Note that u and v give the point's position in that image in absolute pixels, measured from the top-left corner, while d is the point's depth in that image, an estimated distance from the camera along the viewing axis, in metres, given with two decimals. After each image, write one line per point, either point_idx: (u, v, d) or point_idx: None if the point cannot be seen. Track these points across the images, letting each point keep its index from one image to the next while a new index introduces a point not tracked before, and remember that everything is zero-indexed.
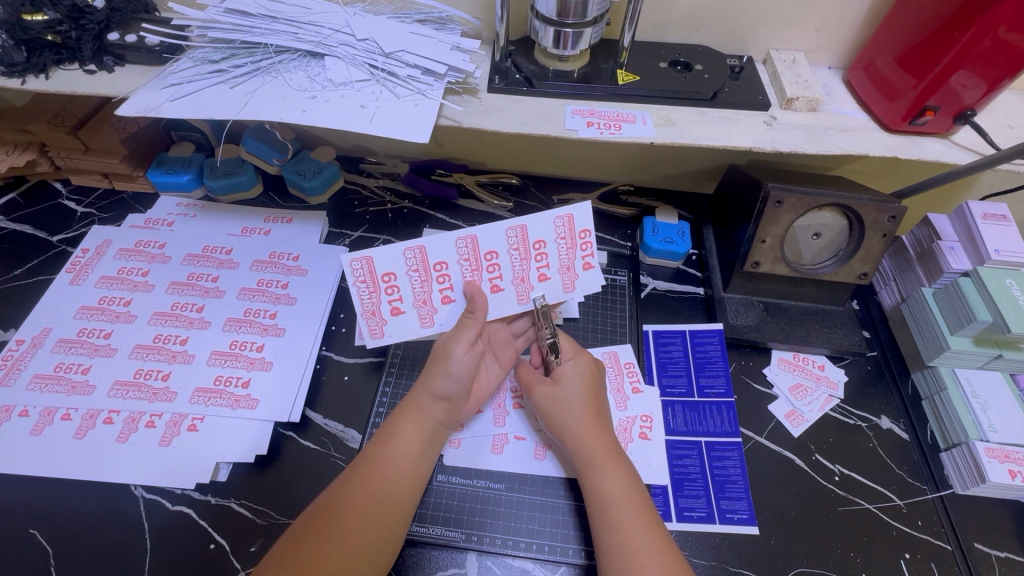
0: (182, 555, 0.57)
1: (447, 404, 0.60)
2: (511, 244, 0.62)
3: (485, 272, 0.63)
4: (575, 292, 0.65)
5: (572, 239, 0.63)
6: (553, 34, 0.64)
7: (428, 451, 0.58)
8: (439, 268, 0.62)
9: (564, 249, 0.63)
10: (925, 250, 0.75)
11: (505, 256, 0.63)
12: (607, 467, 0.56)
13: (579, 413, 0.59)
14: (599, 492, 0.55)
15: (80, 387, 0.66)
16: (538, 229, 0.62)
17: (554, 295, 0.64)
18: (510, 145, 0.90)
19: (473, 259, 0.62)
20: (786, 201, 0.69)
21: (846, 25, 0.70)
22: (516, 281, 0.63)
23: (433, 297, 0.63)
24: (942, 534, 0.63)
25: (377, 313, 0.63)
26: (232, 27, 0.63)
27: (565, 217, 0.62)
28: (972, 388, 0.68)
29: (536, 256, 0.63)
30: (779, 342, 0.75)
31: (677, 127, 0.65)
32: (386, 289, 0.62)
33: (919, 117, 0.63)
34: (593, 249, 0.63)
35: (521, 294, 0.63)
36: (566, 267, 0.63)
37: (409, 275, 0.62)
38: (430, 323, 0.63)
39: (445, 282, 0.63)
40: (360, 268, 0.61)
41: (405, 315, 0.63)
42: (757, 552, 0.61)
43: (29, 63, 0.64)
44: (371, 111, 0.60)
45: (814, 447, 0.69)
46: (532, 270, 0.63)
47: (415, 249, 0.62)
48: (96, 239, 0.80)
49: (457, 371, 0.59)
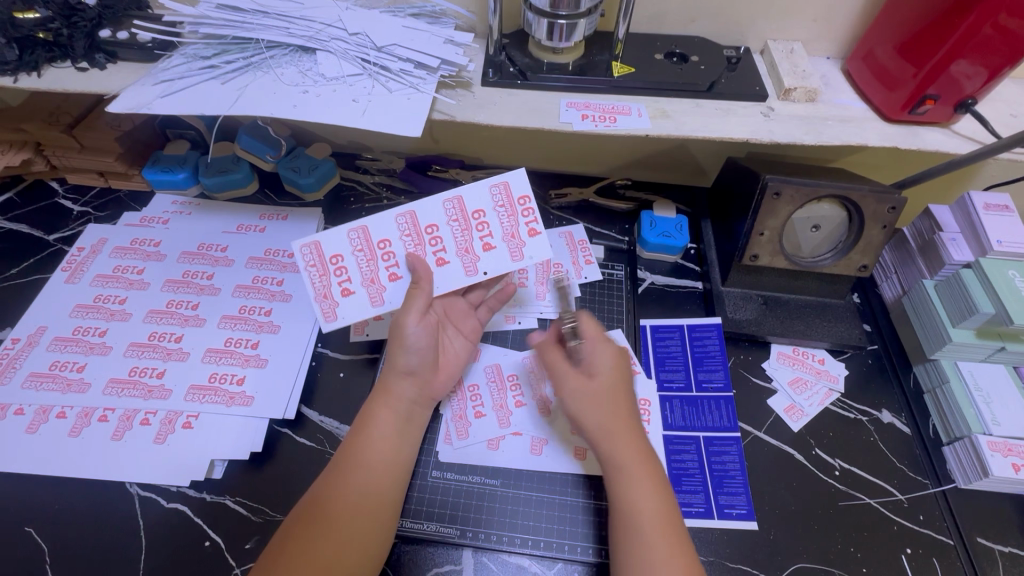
0: (177, 553, 0.57)
1: (415, 380, 0.60)
2: (450, 217, 0.62)
3: (428, 246, 0.62)
4: (525, 259, 0.61)
5: (511, 206, 0.62)
6: (546, 26, 0.63)
7: (405, 435, 0.58)
8: (383, 246, 0.62)
9: (505, 217, 0.62)
10: (925, 242, 0.74)
11: (446, 229, 0.62)
12: (636, 473, 0.53)
13: (607, 412, 0.57)
14: (630, 502, 0.52)
15: (75, 385, 0.66)
16: (475, 199, 0.62)
17: (501, 264, 0.61)
18: (506, 140, 0.90)
19: (414, 234, 0.62)
20: (785, 192, 0.68)
21: (846, 14, 0.69)
22: (461, 252, 0.61)
23: (381, 275, 0.61)
24: (944, 528, 0.62)
25: (328, 295, 0.61)
26: (224, 22, 0.63)
27: (501, 185, 0.62)
28: (974, 382, 0.67)
29: (477, 226, 0.62)
30: (779, 336, 0.74)
31: (673, 119, 0.64)
32: (335, 270, 0.61)
33: (918, 106, 0.62)
34: (534, 213, 0.62)
35: (468, 265, 0.61)
36: (510, 235, 0.61)
37: (355, 256, 0.62)
38: (380, 301, 0.61)
39: (391, 259, 0.62)
40: (310, 253, 0.61)
41: (354, 294, 0.61)
42: (755, 547, 0.60)
43: (20, 61, 0.64)
44: (363, 106, 0.60)
45: (814, 441, 0.68)
46: (475, 240, 0.61)
47: (359, 229, 0.62)
48: (92, 237, 0.80)
49: (414, 343, 0.59)
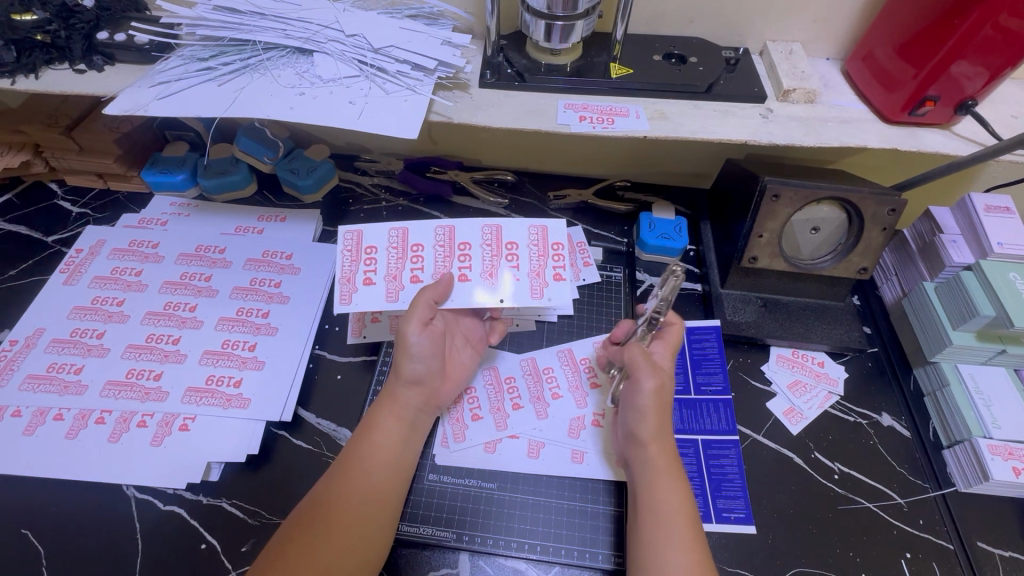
0: (173, 556, 0.57)
1: (421, 389, 0.60)
2: (486, 241, 0.62)
3: (456, 260, 0.61)
4: (544, 299, 0.59)
5: (544, 247, 0.62)
6: (544, 28, 0.63)
7: (408, 440, 0.58)
8: (415, 250, 0.62)
9: (535, 255, 0.62)
10: (926, 244, 0.73)
11: (478, 250, 0.62)
12: (668, 478, 0.54)
13: (660, 416, 0.56)
14: (662, 506, 0.52)
15: (73, 387, 0.66)
16: (513, 232, 0.63)
17: (519, 297, 0.59)
18: (504, 141, 0.90)
19: (447, 246, 0.62)
20: (784, 194, 0.67)
21: (845, 15, 0.68)
22: (485, 275, 0.61)
23: (405, 274, 0.61)
24: (944, 533, 0.61)
25: (351, 279, 0.60)
26: (220, 24, 0.63)
27: (540, 227, 0.64)
28: (975, 384, 0.66)
29: (507, 255, 0.62)
30: (778, 339, 0.74)
31: (671, 121, 0.64)
32: (365, 260, 0.61)
33: (918, 108, 0.62)
34: (564, 261, 0.62)
35: (487, 288, 0.60)
36: (535, 273, 0.61)
37: (388, 251, 0.62)
38: (395, 298, 0.59)
39: (419, 263, 0.61)
40: (349, 239, 0.63)
41: (374, 286, 0.60)
42: (753, 551, 0.60)
43: (18, 63, 0.64)
44: (359, 108, 0.60)
45: (813, 444, 0.67)
46: (501, 268, 0.61)
47: (400, 230, 0.63)
48: (90, 239, 0.80)
49: (419, 352, 0.59)
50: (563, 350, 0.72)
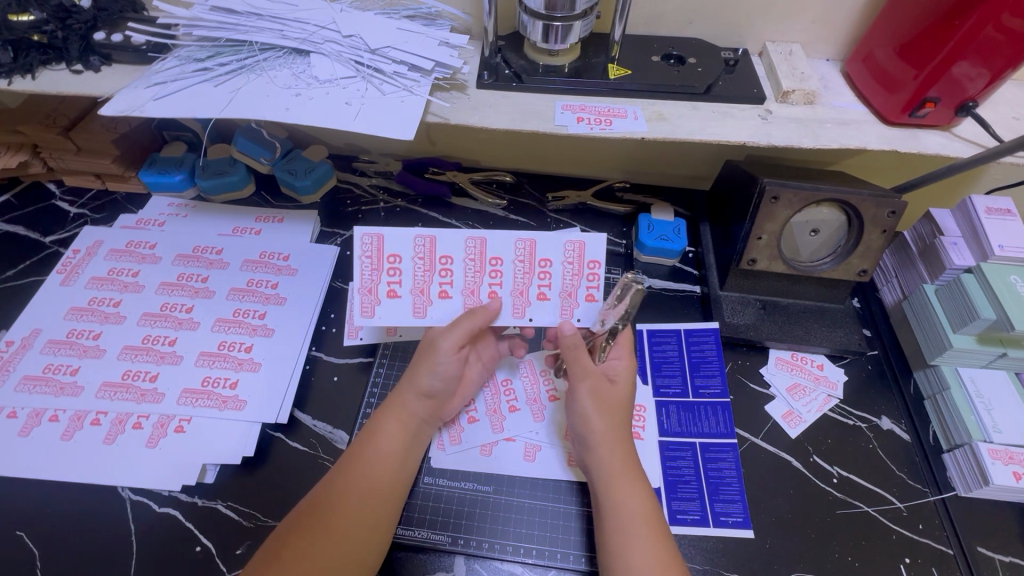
0: (168, 558, 0.56)
1: (432, 402, 0.60)
2: (518, 256, 0.61)
3: (486, 276, 0.61)
4: (574, 319, 0.61)
5: (579, 265, 0.61)
6: (541, 28, 0.63)
7: (412, 445, 0.58)
8: (443, 262, 0.61)
9: (569, 273, 0.61)
10: (927, 246, 0.73)
11: (509, 266, 0.61)
12: (624, 479, 0.53)
13: (608, 418, 0.57)
14: (617, 507, 0.52)
15: (68, 388, 0.65)
16: (547, 248, 0.61)
17: (550, 317, 0.61)
18: (503, 142, 0.89)
19: (478, 260, 0.61)
20: (783, 196, 0.67)
21: (845, 16, 0.68)
22: (515, 293, 0.61)
23: (432, 288, 0.61)
24: (944, 537, 0.61)
25: (373, 291, 0.61)
26: (217, 25, 0.63)
27: (577, 242, 0.61)
28: (976, 388, 0.66)
29: (540, 273, 0.61)
30: (777, 341, 0.73)
31: (669, 122, 0.64)
32: (388, 269, 0.61)
33: (918, 109, 0.61)
34: (598, 280, 0.61)
35: (517, 308, 0.61)
36: (566, 293, 0.61)
37: (414, 262, 0.61)
38: (423, 315, 0.61)
39: (447, 278, 0.61)
40: (369, 243, 0.61)
41: (400, 300, 0.61)
42: (752, 555, 0.59)
43: (15, 63, 0.64)
44: (356, 109, 0.59)
45: (812, 448, 0.67)
46: (533, 286, 0.61)
47: (426, 238, 0.61)
48: (87, 240, 0.80)
49: (443, 369, 0.59)
50: None
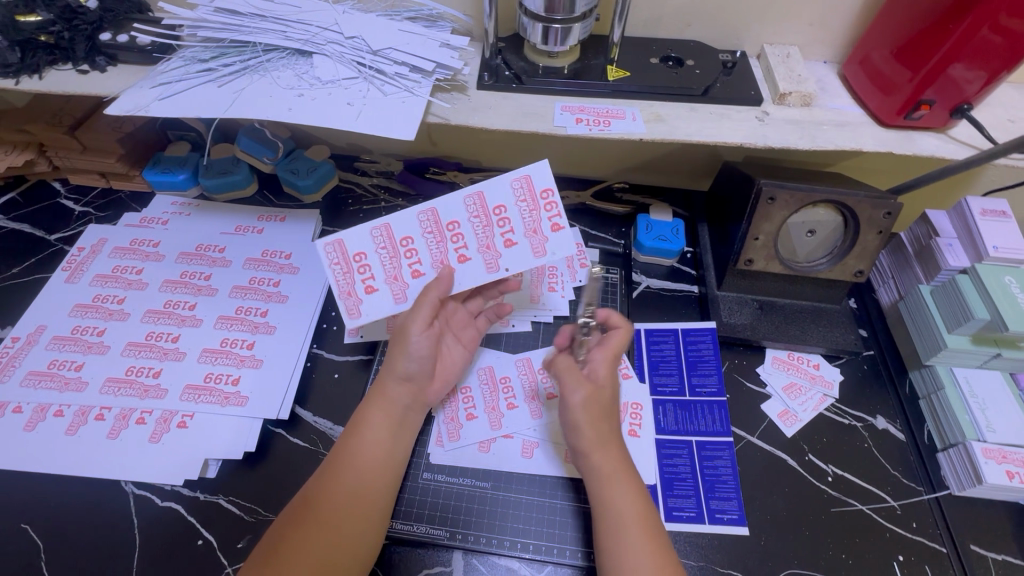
0: (170, 551, 0.57)
1: (411, 386, 0.60)
2: (471, 213, 0.61)
3: (450, 242, 0.61)
4: (547, 255, 0.60)
5: (533, 201, 0.60)
6: (541, 31, 0.64)
7: (397, 437, 0.58)
8: (405, 244, 0.61)
9: (527, 212, 0.60)
10: (922, 247, 0.73)
11: (467, 224, 0.61)
12: (617, 484, 0.54)
13: (597, 426, 0.57)
14: (616, 511, 0.52)
15: (73, 384, 0.66)
16: (496, 194, 0.61)
17: (524, 260, 0.60)
18: (503, 143, 0.90)
19: (436, 231, 0.61)
20: (779, 197, 0.68)
21: (842, 19, 0.68)
22: (482, 249, 0.61)
23: (404, 271, 0.61)
24: (937, 536, 0.61)
25: (352, 293, 0.61)
26: (221, 26, 0.64)
27: (523, 178, 0.60)
28: (970, 387, 0.66)
29: (498, 222, 0.60)
30: (773, 340, 0.74)
31: (667, 123, 0.64)
32: (358, 268, 0.61)
33: (914, 111, 0.62)
34: (557, 208, 0.60)
35: (489, 261, 0.60)
36: (531, 230, 0.60)
37: (378, 253, 0.61)
38: (404, 298, 0.61)
39: (414, 257, 0.61)
40: (334, 251, 0.61)
41: (379, 292, 0.61)
42: (746, 552, 0.60)
43: (22, 63, 0.65)
44: (357, 109, 0.60)
45: (807, 446, 0.68)
46: (496, 236, 0.60)
47: (382, 227, 0.62)
48: (92, 238, 0.81)
49: (416, 351, 0.59)
50: None
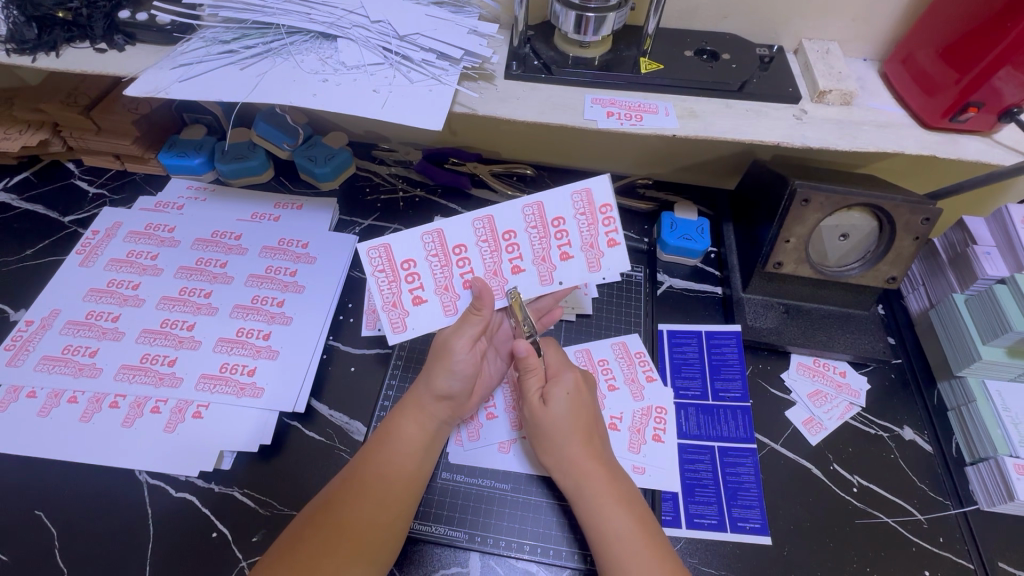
0: (183, 542, 0.56)
1: (450, 403, 0.58)
2: (530, 223, 0.60)
3: (505, 253, 0.60)
4: (601, 271, 0.60)
5: (592, 214, 0.60)
6: (574, 19, 0.61)
7: (428, 451, 0.57)
8: (458, 252, 0.60)
9: (585, 226, 0.60)
10: (958, 255, 0.71)
11: (524, 235, 0.60)
12: (604, 503, 0.52)
13: (562, 441, 0.55)
14: (599, 531, 0.51)
15: (87, 370, 0.65)
16: (556, 206, 0.59)
17: (578, 275, 0.60)
18: (525, 135, 0.88)
19: (491, 240, 0.60)
20: (814, 199, 0.65)
21: (886, 14, 0.66)
22: (538, 261, 0.60)
23: (455, 283, 0.59)
24: (964, 552, 0.60)
25: (398, 304, 0.59)
26: (244, 6, 0.62)
27: (583, 190, 0.59)
28: (1004, 402, 0.64)
29: (556, 234, 0.59)
30: (799, 346, 0.72)
31: (701, 119, 0.62)
32: (405, 276, 0.59)
33: (960, 114, 0.59)
34: (616, 223, 0.59)
35: (543, 274, 0.60)
36: (588, 244, 0.60)
37: (428, 261, 0.59)
38: (454, 311, 0.60)
39: (467, 266, 0.60)
40: (378, 256, 0.59)
41: (427, 303, 0.59)
42: (768, 563, 0.59)
43: (39, 40, 0.63)
44: (383, 96, 0.58)
45: (833, 455, 0.66)
46: (553, 249, 0.60)
47: (434, 233, 0.59)
48: (107, 221, 0.79)
49: (461, 368, 0.57)
50: (580, 350, 0.72)
